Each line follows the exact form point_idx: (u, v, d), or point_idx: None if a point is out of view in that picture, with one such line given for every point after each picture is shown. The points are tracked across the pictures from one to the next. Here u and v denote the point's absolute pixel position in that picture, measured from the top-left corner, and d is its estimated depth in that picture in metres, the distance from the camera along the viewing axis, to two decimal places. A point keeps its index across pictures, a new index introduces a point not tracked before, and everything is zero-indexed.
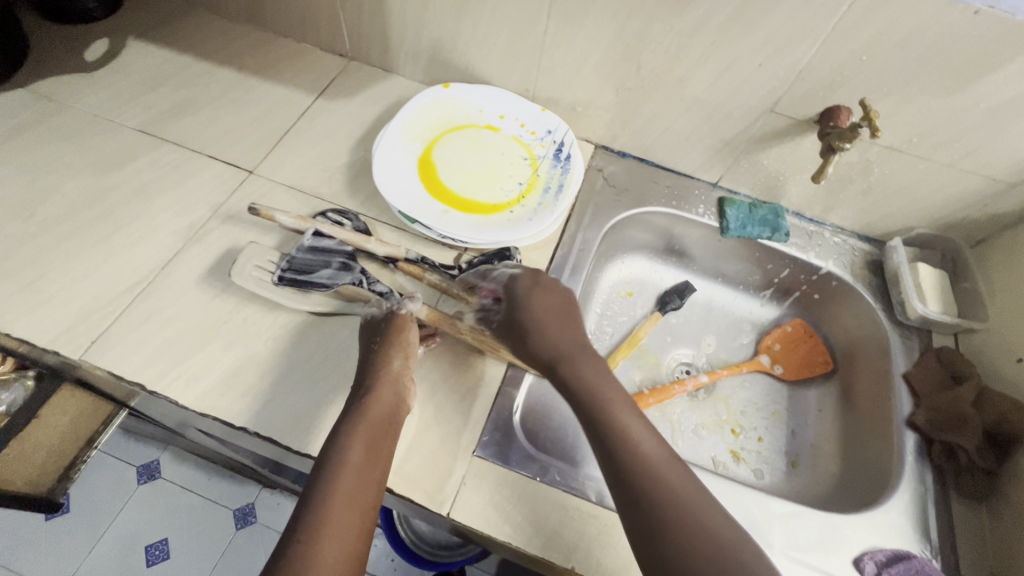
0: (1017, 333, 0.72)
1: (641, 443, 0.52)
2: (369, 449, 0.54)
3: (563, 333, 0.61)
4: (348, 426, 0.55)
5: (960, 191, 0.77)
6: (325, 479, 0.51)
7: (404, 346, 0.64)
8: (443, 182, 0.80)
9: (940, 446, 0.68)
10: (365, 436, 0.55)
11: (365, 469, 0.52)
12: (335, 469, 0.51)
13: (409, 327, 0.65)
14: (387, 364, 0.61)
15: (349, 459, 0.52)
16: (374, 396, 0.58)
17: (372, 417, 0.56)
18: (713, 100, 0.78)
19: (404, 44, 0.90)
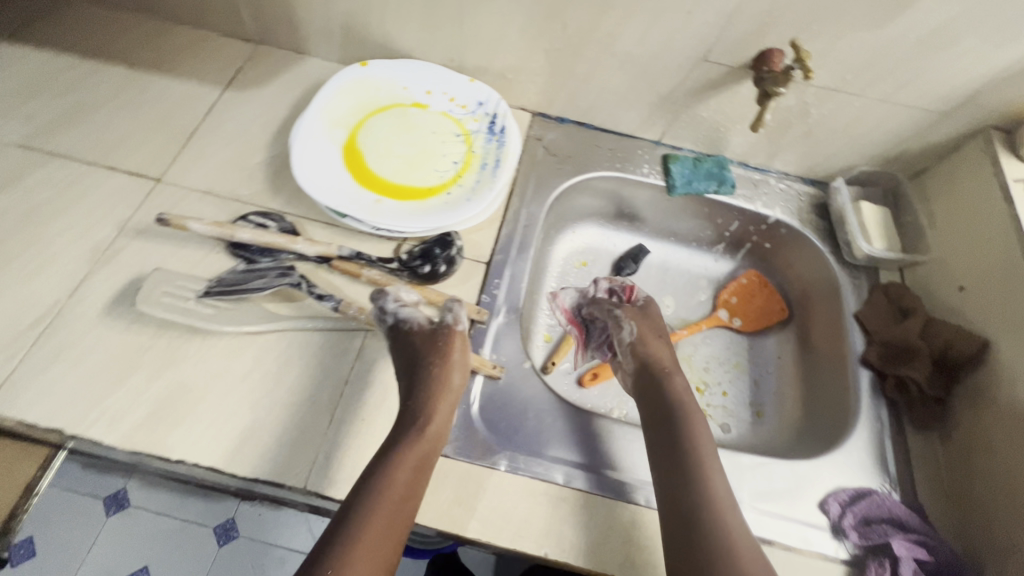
0: (958, 261, 0.73)
1: (701, 453, 0.60)
2: (412, 477, 0.54)
3: (672, 352, 0.71)
4: (397, 448, 0.56)
5: (896, 125, 0.77)
6: (366, 504, 0.52)
7: (460, 363, 0.62)
8: (373, 169, 0.75)
9: (892, 380, 0.70)
10: (411, 463, 0.55)
11: (405, 502, 0.53)
12: (374, 497, 0.52)
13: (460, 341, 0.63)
14: (440, 382, 0.60)
15: (394, 484, 0.53)
16: (425, 420, 0.58)
17: (420, 443, 0.56)
18: (646, 54, 0.74)
19: (312, 21, 0.82)
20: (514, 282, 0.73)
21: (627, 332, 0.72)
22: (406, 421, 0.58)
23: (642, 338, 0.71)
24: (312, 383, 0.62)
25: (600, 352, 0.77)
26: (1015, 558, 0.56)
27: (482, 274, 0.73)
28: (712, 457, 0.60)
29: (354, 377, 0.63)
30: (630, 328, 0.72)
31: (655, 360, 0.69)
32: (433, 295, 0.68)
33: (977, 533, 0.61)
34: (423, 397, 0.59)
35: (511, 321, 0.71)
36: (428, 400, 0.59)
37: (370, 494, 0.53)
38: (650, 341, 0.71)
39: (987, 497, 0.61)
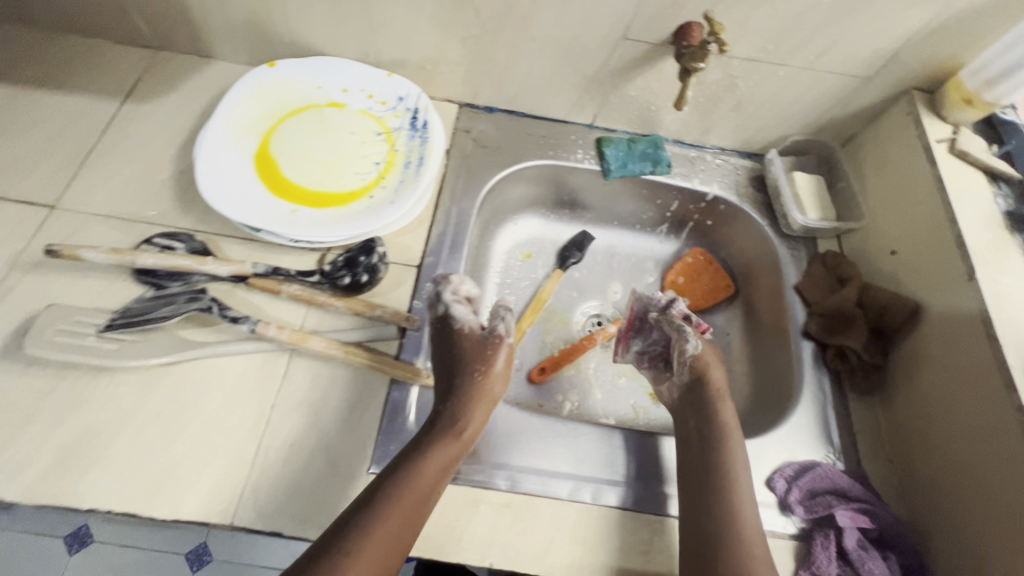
0: (889, 225, 0.73)
1: (733, 468, 0.61)
2: (435, 479, 0.55)
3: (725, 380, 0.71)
4: (426, 446, 0.56)
5: (822, 92, 0.76)
6: (387, 497, 0.53)
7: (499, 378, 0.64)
8: (289, 178, 0.71)
9: (832, 350, 0.70)
10: (438, 464, 0.56)
11: (424, 504, 0.54)
12: (398, 490, 0.53)
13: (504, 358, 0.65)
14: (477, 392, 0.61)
15: (417, 482, 0.54)
16: (459, 428, 0.58)
17: (449, 448, 0.57)
18: (564, 35, 0.72)
19: (210, 22, 0.77)
20: (447, 284, 0.70)
21: (692, 348, 0.71)
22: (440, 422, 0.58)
23: (702, 360, 0.71)
24: (234, 411, 0.59)
25: (640, 356, 0.77)
26: (957, 522, 0.57)
27: (413, 279, 0.70)
28: (744, 474, 0.61)
29: (280, 401, 0.60)
30: (694, 344, 0.71)
31: (708, 383, 0.69)
32: (359, 305, 0.64)
33: (920, 495, 0.61)
34: (459, 403, 0.60)
35: None
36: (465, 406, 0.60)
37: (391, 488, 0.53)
38: (710, 365, 0.71)
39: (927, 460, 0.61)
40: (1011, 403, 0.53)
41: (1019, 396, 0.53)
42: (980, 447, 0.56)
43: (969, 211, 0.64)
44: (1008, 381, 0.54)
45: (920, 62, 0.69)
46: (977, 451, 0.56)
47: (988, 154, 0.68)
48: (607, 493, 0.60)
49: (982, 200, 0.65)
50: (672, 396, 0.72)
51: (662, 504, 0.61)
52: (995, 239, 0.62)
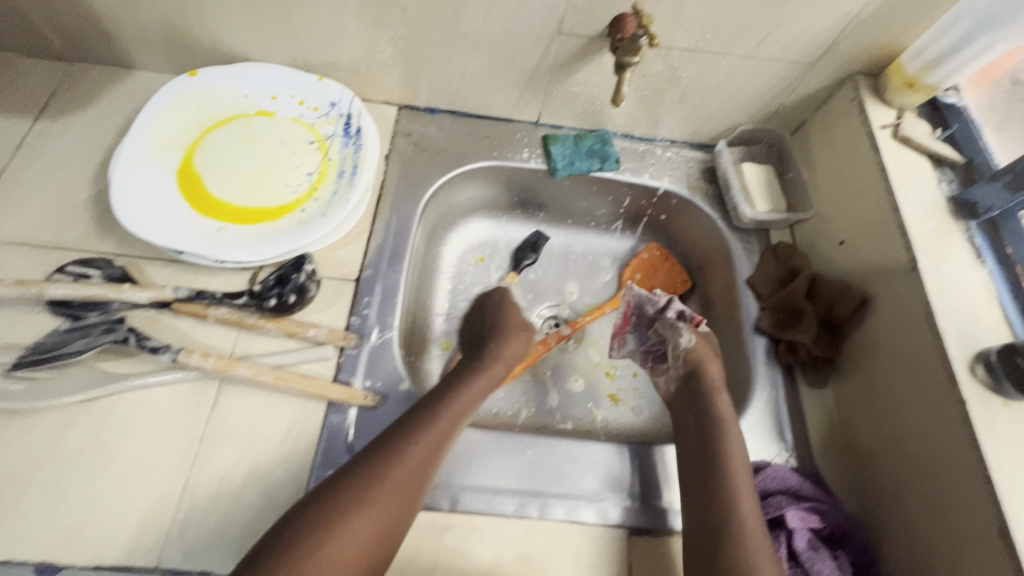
0: (838, 214, 0.71)
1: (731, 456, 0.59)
2: (430, 450, 0.56)
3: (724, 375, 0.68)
4: (424, 415, 0.58)
5: (767, 80, 0.74)
6: (376, 467, 0.54)
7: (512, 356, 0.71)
8: (214, 194, 0.67)
9: (784, 345, 0.69)
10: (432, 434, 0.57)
11: (414, 475, 0.54)
12: (430, 412, 0.59)
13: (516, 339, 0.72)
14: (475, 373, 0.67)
15: (447, 411, 0.60)
16: (457, 404, 0.61)
17: (444, 418, 0.59)
18: (496, 32, 0.68)
19: (124, 31, 0.72)
20: (387, 298, 0.67)
21: (686, 342, 0.69)
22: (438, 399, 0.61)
23: (697, 355, 0.68)
24: (160, 447, 0.56)
25: (641, 354, 0.76)
26: (901, 507, 0.56)
27: (351, 294, 0.67)
28: (738, 444, 0.60)
29: (209, 432, 0.57)
30: (688, 339, 0.69)
31: (703, 374, 0.67)
32: (291, 326, 0.62)
33: (869, 489, 0.60)
34: (460, 384, 0.64)
35: (386, 341, 0.65)
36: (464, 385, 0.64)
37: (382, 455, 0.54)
38: (705, 360, 0.68)
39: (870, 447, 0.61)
40: (953, 396, 0.52)
41: (961, 388, 0.52)
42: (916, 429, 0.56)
43: (912, 199, 0.63)
44: (949, 373, 0.53)
45: (862, 46, 0.68)
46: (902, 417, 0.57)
47: (932, 138, 0.66)
48: (552, 507, 0.58)
49: (924, 186, 0.64)
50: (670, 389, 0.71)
51: (664, 518, 0.59)
52: (939, 227, 0.61)
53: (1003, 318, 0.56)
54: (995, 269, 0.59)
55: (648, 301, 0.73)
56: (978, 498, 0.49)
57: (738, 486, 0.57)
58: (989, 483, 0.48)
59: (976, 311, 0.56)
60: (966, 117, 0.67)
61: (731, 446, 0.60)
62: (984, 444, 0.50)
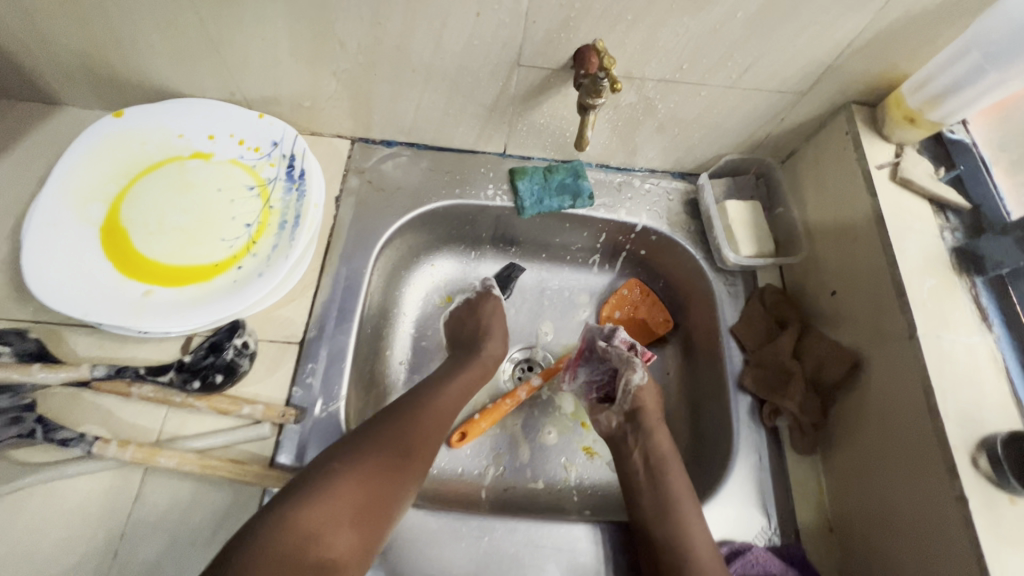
0: (830, 260, 0.65)
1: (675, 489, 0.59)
2: (428, 432, 0.59)
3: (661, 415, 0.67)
4: (415, 403, 0.60)
5: (753, 110, 0.67)
6: (373, 446, 0.55)
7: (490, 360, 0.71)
8: (141, 253, 0.61)
9: (769, 408, 0.63)
10: (423, 415, 0.60)
11: (409, 460, 0.56)
12: (430, 397, 0.62)
13: (496, 343, 0.72)
14: (461, 363, 0.69)
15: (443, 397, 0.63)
16: (449, 391, 0.65)
17: (433, 403, 0.62)
18: (449, 65, 0.62)
19: (42, 68, 0.65)
20: (334, 363, 0.62)
21: (638, 379, 0.67)
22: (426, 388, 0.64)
23: (642, 395, 0.66)
24: (75, 548, 0.51)
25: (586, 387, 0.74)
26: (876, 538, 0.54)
27: (294, 360, 0.61)
28: (680, 476, 0.60)
29: (131, 528, 0.52)
30: (640, 376, 0.67)
31: (645, 412, 0.65)
32: (222, 404, 0.56)
33: (857, 568, 0.56)
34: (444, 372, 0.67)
35: (331, 414, 0.59)
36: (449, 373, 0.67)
37: (376, 433, 0.56)
38: (652, 401, 0.67)
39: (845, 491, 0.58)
40: (953, 491, 0.46)
41: (962, 483, 0.46)
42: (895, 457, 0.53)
43: (911, 251, 0.56)
44: (950, 464, 0.47)
45: (858, 75, 0.60)
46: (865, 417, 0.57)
47: (934, 180, 0.59)
48: None
49: (925, 236, 0.57)
50: (613, 425, 0.67)
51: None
52: (941, 284, 0.55)
53: (1011, 394, 0.50)
54: (1004, 335, 0.53)
55: (597, 334, 0.74)
56: None
57: (685, 513, 0.57)
58: None
59: (982, 387, 0.50)
60: (973, 156, 0.61)
61: (673, 482, 0.59)
62: (987, 553, 0.44)
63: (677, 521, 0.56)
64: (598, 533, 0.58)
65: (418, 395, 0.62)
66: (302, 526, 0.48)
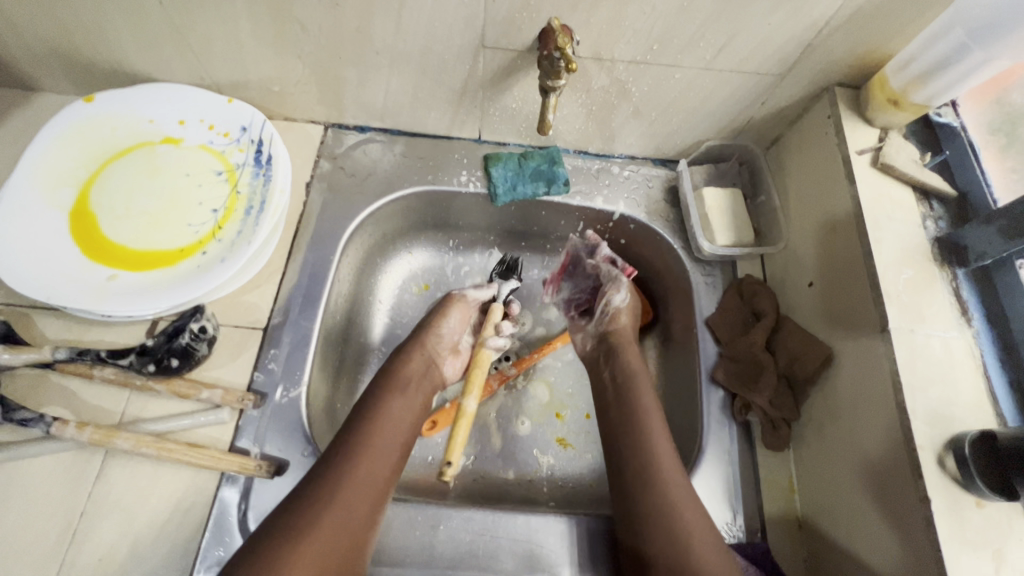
0: (808, 251, 0.62)
1: (640, 400, 0.60)
2: (354, 525, 0.51)
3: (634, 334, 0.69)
4: (358, 444, 0.55)
5: (732, 93, 0.64)
6: (309, 515, 0.49)
7: (449, 337, 0.69)
8: (109, 237, 0.62)
9: (740, 402, 0.61)
10: (344, 503, 0.51)
11: (361, 512, 0.52)
12: (372, 424, 0.57)
13: (458, 309, 0.69)
14: (387, 413, 0.58)
15: (390, 418, 0.58)
16: (377, 454, 0.55)
17: (355, 482, 0.52)
18: (413, 47, 0.60)
19: (15, 54, 0.66)
20: (297, 349, 0.62)
21: (618, 300, 0.69)
22: (341, 460, 0.53)
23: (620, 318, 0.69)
24: (35, 524, 0.52)
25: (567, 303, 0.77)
26: None
27: (257, 345, 0.61)
28: (650, 396, 0.61)
29: (90, 508, 0.52)
30: (621, 300, 0.70)
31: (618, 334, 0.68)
32: (182, 388, 0.56)
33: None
34: (365, 429, 0.56)
35: (291, 400, 0.59)
36: (371, 433, 0.56)
37: (319, 498, 0.51)
38: (627, 323, 0.69)
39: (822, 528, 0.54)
40: (917, 493, 0.44)
41: (926, 484, 0.44)
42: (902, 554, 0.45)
43: (889, 240, 0.53)
44: (915, 465, 0.45)
45: (840, 55, 0.57)
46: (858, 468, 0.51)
47: (918, 166, 0.56)
48: None
49: (906, 225, 0.54)
50: (589, 346, 0.71)
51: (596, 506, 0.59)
52: (919, 275, 0.52)
53: (987, 392, 0.47)
54: (984, 329, 0.50)
55: (582, 248, 0.75)
56: None
57: (649, 426, 0.58)
58: None
59: (955, 384, 0.47)
60: (961, 140, 0.57)
61: (641, 398, 0.61)
62: (949, 558, 0.42)
63: (639, 433, 0.57)
64: (563, 526, 0.57)
65: (332, 473, 0.52)
66: None
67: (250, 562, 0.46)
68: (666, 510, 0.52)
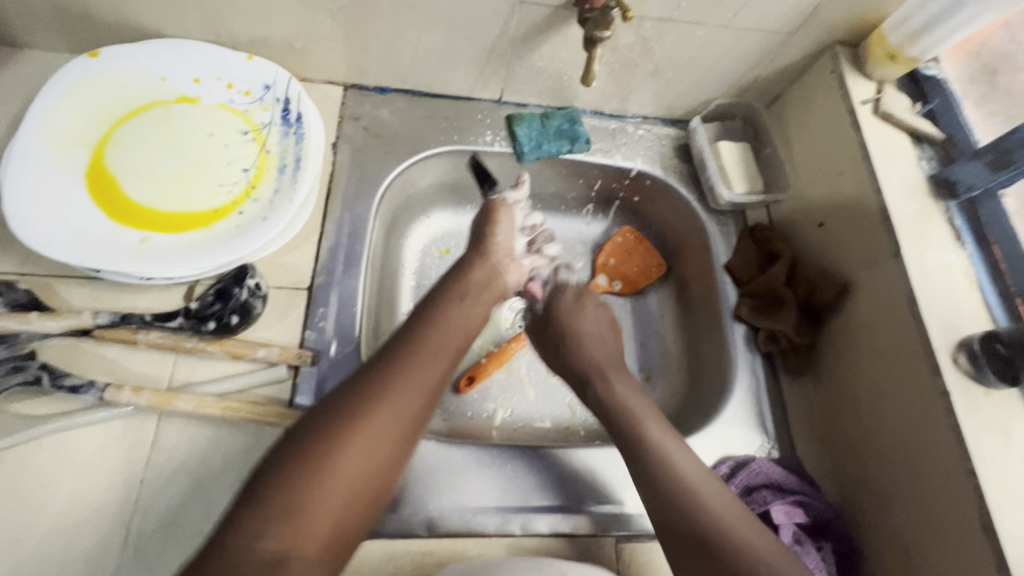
0: (816, 195, 0.69)
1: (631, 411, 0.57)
2: (409, 418, 0.49)
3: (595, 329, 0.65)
4: (416, 344, 0.53)
5: (745, 52, 0.69)
6: (364, 402, 0.47)
7: (504, 247, 0.66)
8: (135, 199, 0.59)
9: (764, 333, 0.66)
10: (400, 394, 0.49)
11: (415, 410, 0.49)
12: (429, 325, 0.55)
13: (505, 215, 0.68)
14: (446, 319, 0.57)
15: (445, 320, 0.56)
16: (432, 354, 0.53)
17: (411, 376, 0.50)
18: (450, 1, 0.60)
19: (4, 6, 0.60)
20: (345, 306, 0.61)
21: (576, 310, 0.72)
22: (401, 355, 0.52)
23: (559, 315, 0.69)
24: (91, 496, 0.49)
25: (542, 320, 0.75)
26: (887, 489, 0.56)
27: (304, 305, 0.60)
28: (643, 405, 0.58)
29: (151, 475, 0.51)
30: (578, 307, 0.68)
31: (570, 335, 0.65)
32: (237, 347, 0.55)
33: (849, 479, 0.60)
34: (422, 335, 0.54)
35: (347, 355, 0.59)
36: (429, 335, 0.54)
37: (377, 388, 0.49)
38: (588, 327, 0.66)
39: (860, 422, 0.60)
40: (937, 388, 0.51)
41: (944, 380, 0.51)
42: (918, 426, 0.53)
43: (893, 179, 0.61)
44: (934, 365, 0.52)
45: (844, 14, 0.63)
46: (878, 354, 0.58)
47: (912, 114, 0.64)
48: (536, 520, 0.56)
49: (906, 166, 0.62)
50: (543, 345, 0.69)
51: (592, 495, 0.58)
52: (920, 208, 0.59)
53: (983, 301, 0.56)
54: (975, 253, 0.58)
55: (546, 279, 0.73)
56: (961, 489, 0.48)
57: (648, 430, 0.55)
58: (973, 476, 0.48)
59: (958, 297, 0.55)
60: (947, 92, 0.65)
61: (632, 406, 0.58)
62: (969, 437, 0.49)
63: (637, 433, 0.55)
64: (620, 453, 0.61)
65: (391, 366, 0.50)
66: (278, 505, 0.41)
67: (301, 443, 0.45)
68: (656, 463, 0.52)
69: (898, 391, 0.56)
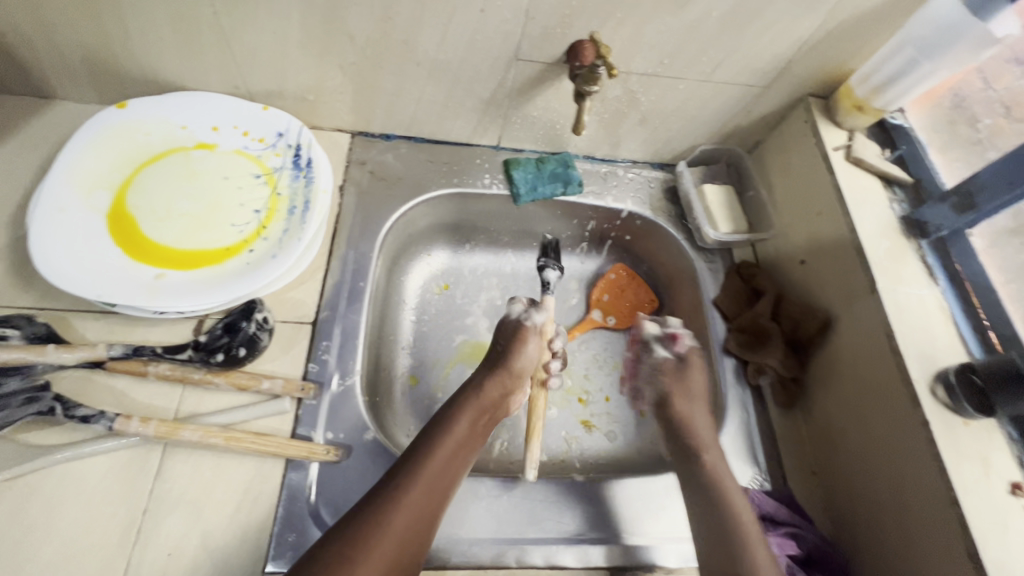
0: (796, 234, 0.73)
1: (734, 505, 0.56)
2: (410, 544, 0.51)
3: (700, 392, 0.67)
4: (423, 460, 0.55)
5: (725, 103, 0.74)
6: (378, 518, 0.50)
7: (522, 371, 0.66)
8: (151, 238, 0.62)
9: (753, 367, 0.69)
10: (408, 511, 0.52)
11: (416, 532, 0.51)
12: (433, 443, 0.57)
13: (531, 344, 0.67)
14: (449, 437, 0.59)
15: (450, 438, 0.58)
16: (437, 473, 0.55)
17: (418, 491, 0.53)
18: (452, 59, 0.66)
19: (41, 62, 0.65)
20: (347, 339, 0.64)
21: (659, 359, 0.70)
22: (410, 471, 0.54)
23: (673, 397, 0.66)
24: (94, 525, 0.50)
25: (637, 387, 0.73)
26: (875, 523, 0.57)
27: (309, 338, 0.63)
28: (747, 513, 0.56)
29: (153, 504, 0.52)
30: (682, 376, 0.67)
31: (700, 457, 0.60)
32: (242, 379, 0.57)
33: (838, 511, 0.61)
34: (430, 449, 0.57)
35: (347, 388, 0.61)
36: (433, 452, 0.56)
37: (386, 506, 0.51)
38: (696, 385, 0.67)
39: (847, 458, 0.61)
40: (918, 418, 0.53)
41: (924, 410, 0.53)
42: (903, 468, 0.54)
43: (868, 220, 0.64)
44: (913, 396, 0.54)
45: (815, 69, 0.69)
46: (862, 387, 0.60)
47: (883, 160, 0.68)
48: (532, 552, 0.57)
49: (879, 207, 0.66)
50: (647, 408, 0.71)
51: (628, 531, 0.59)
52: (893, 247, 0.63)
53: (958, 334, 0.58)
54: (948, 288, 0.61)
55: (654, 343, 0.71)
56: (947, 528, 0.49)
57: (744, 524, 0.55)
58: (957, 506, 0.49)
59: (933, 330, 0.58)
60: (913, 138, 0.70)
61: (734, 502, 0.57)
62: (950, 466, 0.50)
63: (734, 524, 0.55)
64: (648, 483, 0.62)
65: (404, 479, 0.53)
66: None
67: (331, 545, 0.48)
68: (724, 507, 0.56)
69: (880, 429, 0.57)
